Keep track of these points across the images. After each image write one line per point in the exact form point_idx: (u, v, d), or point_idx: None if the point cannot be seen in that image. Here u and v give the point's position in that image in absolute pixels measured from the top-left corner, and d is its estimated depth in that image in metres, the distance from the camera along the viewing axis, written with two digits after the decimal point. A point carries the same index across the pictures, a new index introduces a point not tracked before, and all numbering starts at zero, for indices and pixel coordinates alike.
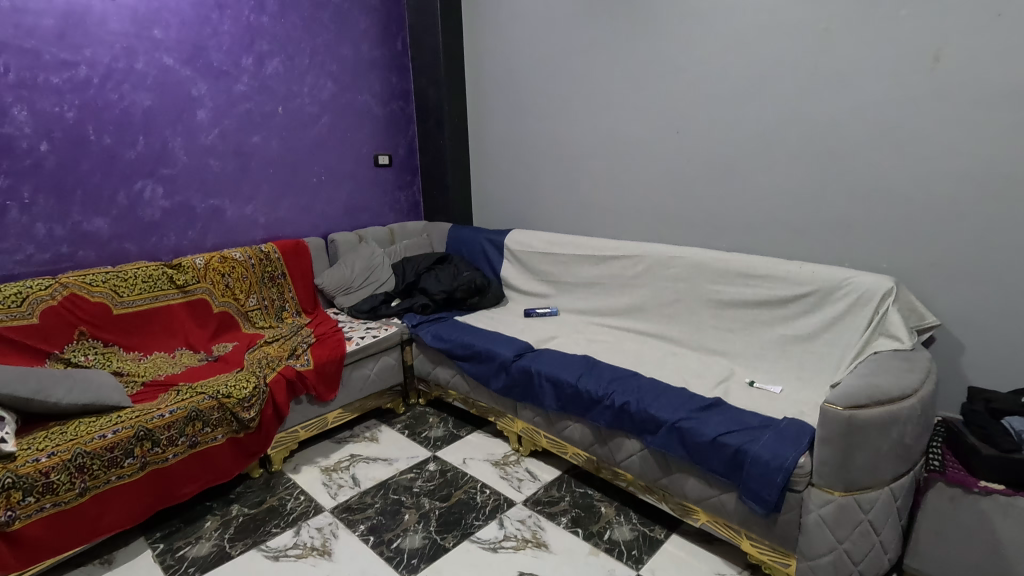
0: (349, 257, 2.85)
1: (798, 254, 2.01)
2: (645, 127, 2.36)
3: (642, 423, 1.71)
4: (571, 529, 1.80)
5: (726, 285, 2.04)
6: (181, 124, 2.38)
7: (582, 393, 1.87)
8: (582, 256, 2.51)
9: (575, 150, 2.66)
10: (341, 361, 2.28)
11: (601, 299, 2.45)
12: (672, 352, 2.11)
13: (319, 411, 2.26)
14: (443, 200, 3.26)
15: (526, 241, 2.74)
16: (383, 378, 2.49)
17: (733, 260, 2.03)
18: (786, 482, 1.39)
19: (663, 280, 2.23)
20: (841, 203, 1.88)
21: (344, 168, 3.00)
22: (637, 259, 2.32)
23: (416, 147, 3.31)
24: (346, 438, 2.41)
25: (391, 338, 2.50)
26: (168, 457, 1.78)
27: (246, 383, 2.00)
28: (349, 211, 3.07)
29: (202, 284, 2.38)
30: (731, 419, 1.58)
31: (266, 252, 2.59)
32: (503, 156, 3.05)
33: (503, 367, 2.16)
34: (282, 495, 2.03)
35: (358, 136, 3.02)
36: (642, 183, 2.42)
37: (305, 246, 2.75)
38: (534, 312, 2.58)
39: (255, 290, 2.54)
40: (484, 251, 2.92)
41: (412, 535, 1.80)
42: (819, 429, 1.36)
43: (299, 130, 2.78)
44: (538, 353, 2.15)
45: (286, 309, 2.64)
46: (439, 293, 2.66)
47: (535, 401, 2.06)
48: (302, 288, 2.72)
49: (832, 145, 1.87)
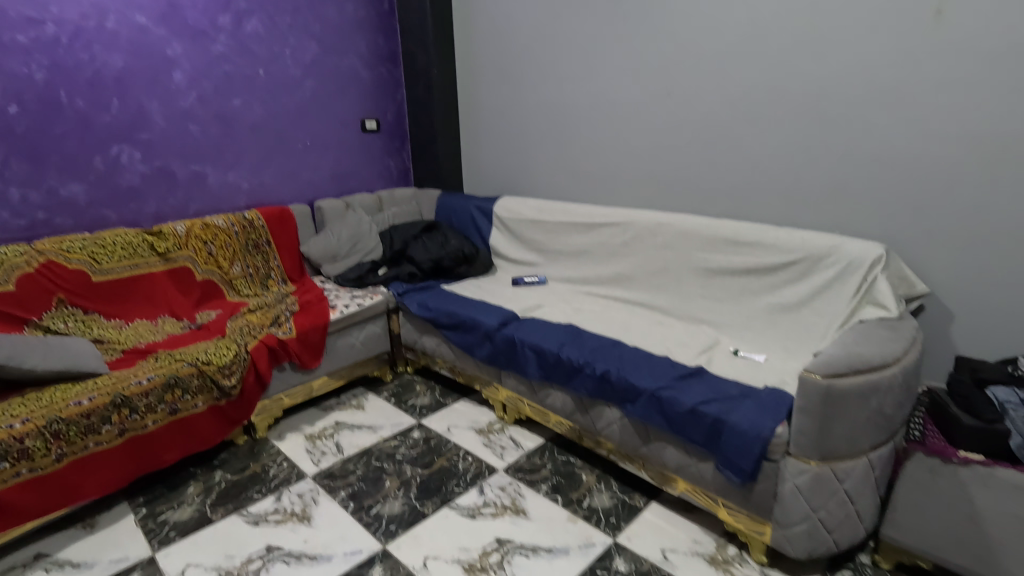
0: (336, 224, 2.80)
1: (790, 221, 1.96)
2: (636, 89, 2.28)
3: (622, 392, 1.69)
4: (550, 495, 1.80)
5: (714, 253, 2.00)
6: (157, 86, 2.31)
7: (564, 362, 1.85)
8: (570, 224, 2.46)
9: (565, 114, 2.58)
10: (324, 329, 2.26)
11: (589, 268, 2.41)
12: (658, 321, 2.08)
13: (303, 379, 2.25)
14: (433, 167, 3.19)
15: (515, 209, 2.69)
16: (368, 347, 2.48)
17: (721, 227, 1.98)
18: (763, 452, 1.37)
19: (651, 248, 2.18)
20: (835, 168, 1.81)
21: (331, 134, 2.92)
22: (626, 227, 2.26)
23: (405, 112, 3.22)
24: (332, 406, 2.41)
25: (377, 306, 2.48)
26: (147, 424, 1.78)
27: (226, 351, 1.98)
28: (337, 178, 3.01)
29: (184, 252, 2.35)
30: (712, 389, 1.56)
31: (250, 219, 2.55)
32: (494, 121, 2.96)
33: (487, 336, 2.14)
34: (265, 462, 2.03)
35: (345, 100, 2.94)
36: (632, 148, 2.35)
37: (291, 213, 2.70)
38: (522, 280, 2.54)
39: (239, 258, 2.51)
40: (474, 219, 2.87)
41: (392, 501, 1.80)
42: (797, 399, 1.33)
43: (282, 94, 2.70)
44: (522, 322, 2.13)
45: (272, 277, 2.61)
46: (426, 262, 2.63)
47: (518, 369, 2.04)
48: (287, 256, 2.68)
49: (828, 107, 1.79)
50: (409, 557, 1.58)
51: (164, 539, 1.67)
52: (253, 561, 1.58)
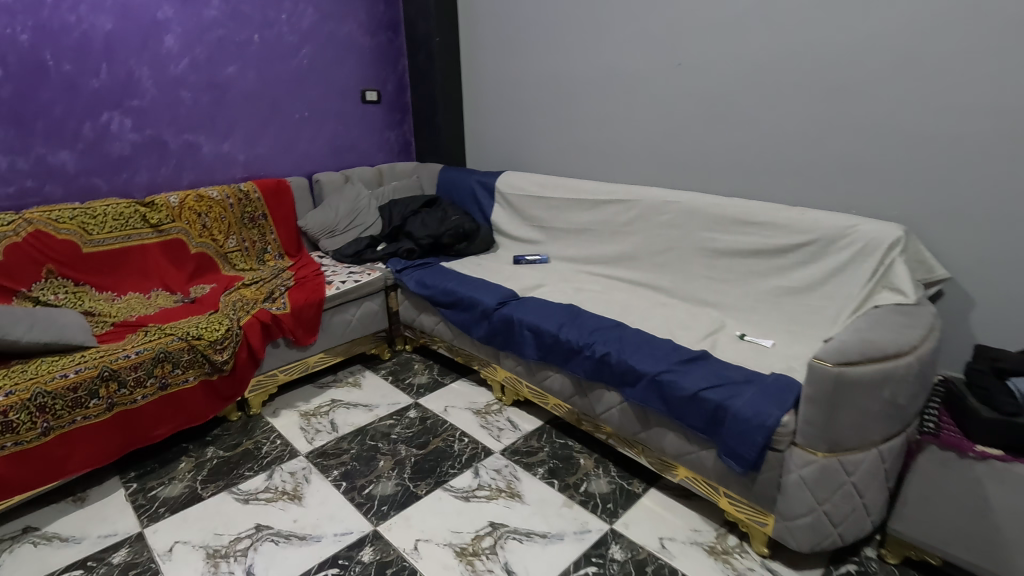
0: (334, 198, 2.74)
1: (803, 200, 1.86)
2: (645, 59, 2.17)
3: (621, 375, 1.63)
4: (546, 479, 1.76)
5: (722, 233, 1.91)
6: (147, 50, 2.23)
7: (562, 343, 1.79)
8: (573, 201, 2.37)
9: (570, 86, 2.47)
10: (319, 305, 2.20)
11: (591, 247, 2.33)
12: (661, 303, 2.01)
13: (298, 356, 2.21)
14: (434, 140, 3.10)
15: (517, 184, 2.60)
16: (366, 324, 2.43)
17: (731, 205, 1.89)
18: (767, 441, 1.32)
19: (656, 226, 2.10)
20: (853, 144, 1.71)
21: (328, 104, 2.83)
22: (631, 204, 2.18)
23: (406, 83, 3.12)
24: (328, 383, 2.37)
25: (374, 283, 2.42)
26: (137, 399, 1.74)
27: (218, 326, 1.94)
28: (335, 151, 2.93)
29: (177, 224, 2.30)
30: (715, 374, 1.49)
31: (246, 191, 2.48)
32: (496, 93, 2.86)
33: (485, 315, 2.08)
34: (257, 439, 2.00)
35: (343, 69, 2.84)
36: (639, 122, 2.25)
37: (287, 185, 2.63)
38: (523, 259, 2.47)
39: (234, 231, 2.45)
40: (475, 195, 2.79)
41: (385, 482, 1.77)
42: (804, 386, 1.26)
43: (278, 61, 2.61)
44: (521, 301, 2.07)
45: (268, 251, 2.55)
46: (425, 238, 2.56)
47: (515, 350, 1.98)
48: (284, 230, 2.61)
49: (848, 78, 1.68)
50: (400, 539, 1.54)
51: (154, 515, 1.65)
52: (242, 540, 1.55)
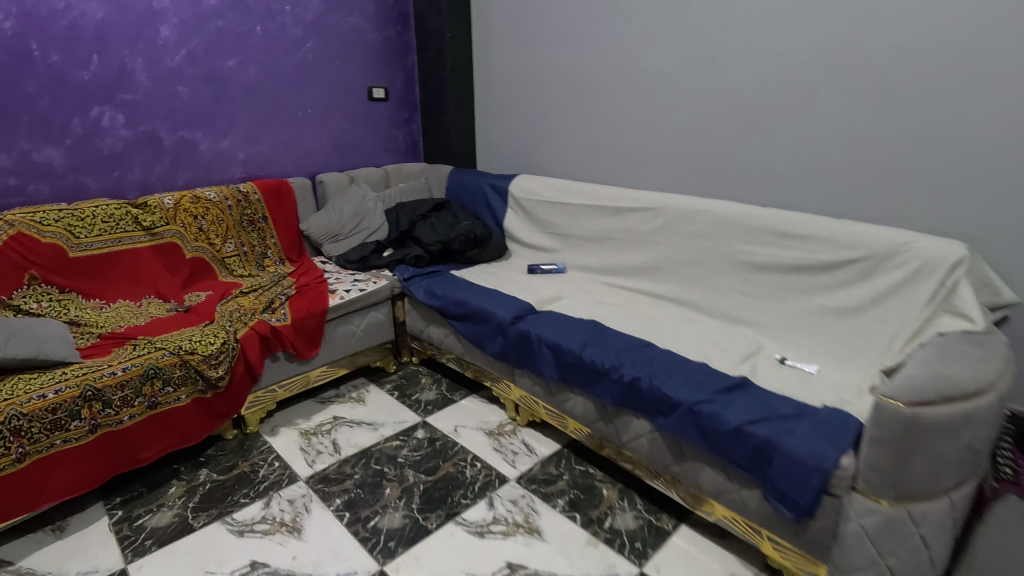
0: (338, 200, 2.60)
1: (848, 213, 1.72)
2: (674, 57, 2.02)
3: (653, 403, 1.49)
4: (567, 513, 1.62)
5: (760, 246, 1.76)
6: (141, 41, 2.08)
7: (586, 364, 1.65)
8: (593, 207, 2.23)
9: (590, 85, 2.33)
10: (322, 316, 2.06)
11: (611, 257, 2.19)
12: (690, 320, 1.87)
13: (298, 370, 2.07)
14: (443, 140, 2.95)
15: (532, 188, 2.46)
16: (370, 336, 2.29)
17: (769, 216, 1.74)
18: (823, 486, 1.18)
19: (684, 237, 1.96)
20: (908, 152, 1.57)
21: (333, 101, 2.69)
22: (657, 213, 2.03)
23: (415, 80, 2.98)
24: (330, 398, 2.22)
25: (380, 292, 2.28)
26: (123, 419, 1.60)
27: (213, 339, 1.79)
28: (340, 150, 2.78)
29: (171, 227, 2.15)
30: (759, 406, 1.35)
31: (245, 192, 2.34)
32: (511, 91, 2.71)
33: (499, 330, 1.94)
34: (254, 460, 1.86)
35: (349, 64, 2.70)
36: (666, 124, 2.10)
37: (289, 186, 2.49)
38: (539, 268, 2.32)
39: (233, 235, 2.31)
40: (487, 199, 2.64)
41: (392, 513, 1.63)
42: (870, 428, 1.13)
43: (281, 54, 2.46)
44: (539, 315, 1.93)
45: (268, 256, 2.41)
46: (435, 244, 2.41)
47: (533, 369, 1.84)
48: (286, 234, 2.47)
49: (904, 80, 1.54)
50: None
51: (139, 549, 1.51)
52: None
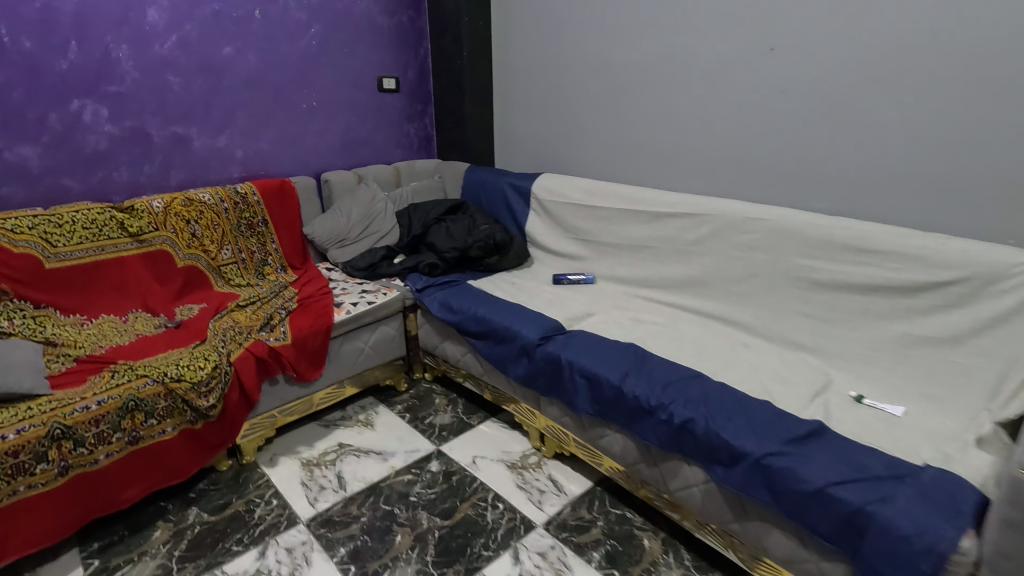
0: (345, 202, 2.39)
1: (934, 224, 1.48)
2: (726, 41, 1.78)
3: (710, 450, 1.27)
4: (604, 570, 1.40)
5: (829, 262, 1.53)
6: (127, 25, 1.87)
7: (628, 399, 1.43)
8: (628, 212, 2.00)
9: (625, 75, 2.09)
10: (326, 334, 1.86)
11: (649, 268, 1.96)
12: (743, 344, 1.64)
13: (301, 393, 1.87)
14: (459, 135, 2.73)
15: (559, 190, 2.23)
16: (380, 352, 2.08)
17: (840, 228, 1.51)
18: (935, 571, 0.96)
19: (735, 248, 1.73)
20: (1016, 155, 1.33)
21: (341, 93, 2.47)
22: (703, 220, 1.80)
23: (428, 69, 2.75)
24: (336, 422, 2.03)
25: (391, 304, 2.07)
26: (98, 459, 1.41)
27: (203, 363, 1.59)
28: (348, 146, 2.57)
29: (161, 232, 1.95)
30: (845, 462, 1.13)
31: (243, 194, 2.13)
32: (534, 82, 2.48)
33: (525, 352, 1.73)
34: (249, 498, 1.67)
35: (357, 52, 2.48)
36: (714, 119, 1.86)
37: (292, 186, 2.28)
38: (566, 278, 2.10)
39: (229, 241, 2.11)
40: (507, 200, 2.42)
41: (403, 567, 1.42)
42: (1000, 506, 0.90)
43: (284, 41, 2.24)
44: (569, 336, 1.71)
45: (268, 263, 2.21)
46: (451, 251, 2.20)
47: (564, 398, 1.63)
48: (288, 239, 2.27)
49: (1019, 67, 1.29)
50: None
51: None
52: None
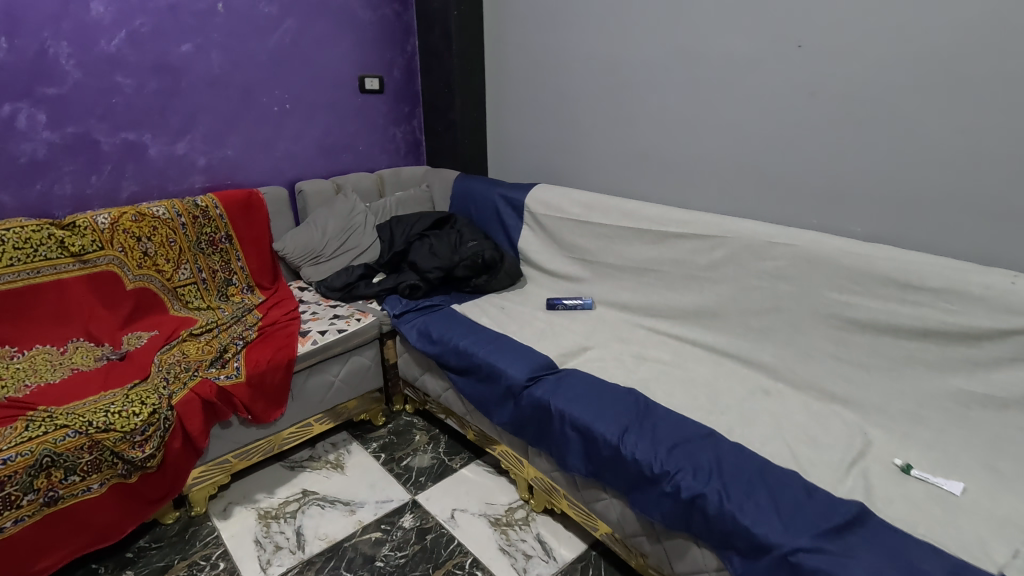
0: (320, 213, 2.18)
1: (995, 255, 1.24)
2: (747, 36, 1.54)
3: (726, 536, 1.04)
4: None
5: (868, 298, 1.30)
6: (67, 20, 1.65)
7: (627, 462, 1.20)
8: (632, 230, 1.77)
9: (631, 75, 1.86)
10: (288, 368, 1.64)
11: (655, 295, 1.73)
12: (763, 391, 1.41)
13: (259, 434, 1.66)
14: (449, 140, 2.50)
15: (555, 203, 2.00)
16: (353, 385, 1.87)
17: (882, 259, 1.27)
18: None
19: (754, 276, 1.51)
20: None
21: (318, 94, 2.26)
22: (717, 243, 1.58)
23: (416, 68, 2.53)
24: (302, 463, 1.82)
25: (365, 332, 1.85)
26: (4, 526, 1.21)
27: (138, 408, 1.38)
28: (327, 152, 2.35)
29: (108, 251, 1.74)
30: (898, 565, 0.90)
31: (203, 207, 1.93)
32: (530, 82, 2.25)
33: (510, 394, 1.51)
34: (193, 559, 1.46)
35: (336, 49, 2.26)
36: (732, 126, 1.63)
37: (260, 198, 2.07)
38: (561, 303, 1.88)
39: (187, 259, 1.90)
40: (498, 213, 2.19)
41: None
42: None
43: (252, 37, 2.03)
44: (561, 377, 1.49)
45: (233, 283, 2.01)
46: (434, 271, 1.97)
47: (553, 452, 1.40)
48: (255, 256, 2.06)
49: None
50: None
51: None
52: None
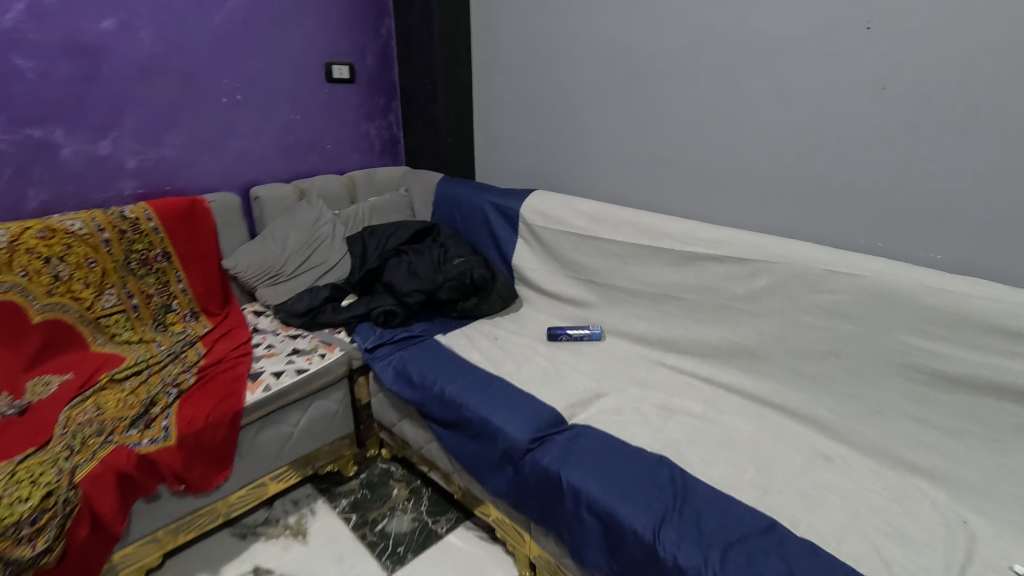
0: (279, 224, 1.85)
1: None
2: (798, 16, 1.26)
3: None
4: None
5: (965, 349, 1.05)
6: None
7: (669, 570, 0.93)
8: (651, 250, 1.49)
9: (647, 64, 1.57)
10: (233, 423, 1.33)
11: (679, 328, 1.46)
12: (823, 458, 1.14)
13: (198, 504, 1.34)
14: (431, 138, 2.19)
15: (556, 214, 1.70)
16: (316, 434, 1.56)
17: (986, 302, 1.02)
18: None
19: (805, 311, 1.23)
20: None
21: (277, 83, 1.92)
22: (759, 269, 1.30)
23: (392, 54, 2.20)
24: (255, 529, 1.51)
25: (331, 371, 1.54)
26: None
27: (25, 493, 1.05)
28: (288, 152, 2.02)
29: (5, 276, 1.38)
30: None
31: (132, 220, 1.60)
32: (524, 71, 1.94)
33: (510, 460, 1.22)
34: None
35: (297, 30, 1.93)
36: (775, 126, 1.35)
37: (205, 207, 1.74)
38: (565, 333, 1.59)
39: (113, 283, 1.56)
40: (487, 223, 1.88)
41: None
42: None
43: (192, 13, 1.69)
44: (574, 438, 1.20)
45: (172, 310, 1.67)
46: (413, 294, 1.67)
47: (566, 538, 1.12)
48: (199, 276, 1.73)
49: None
50: None
51: None
52: None
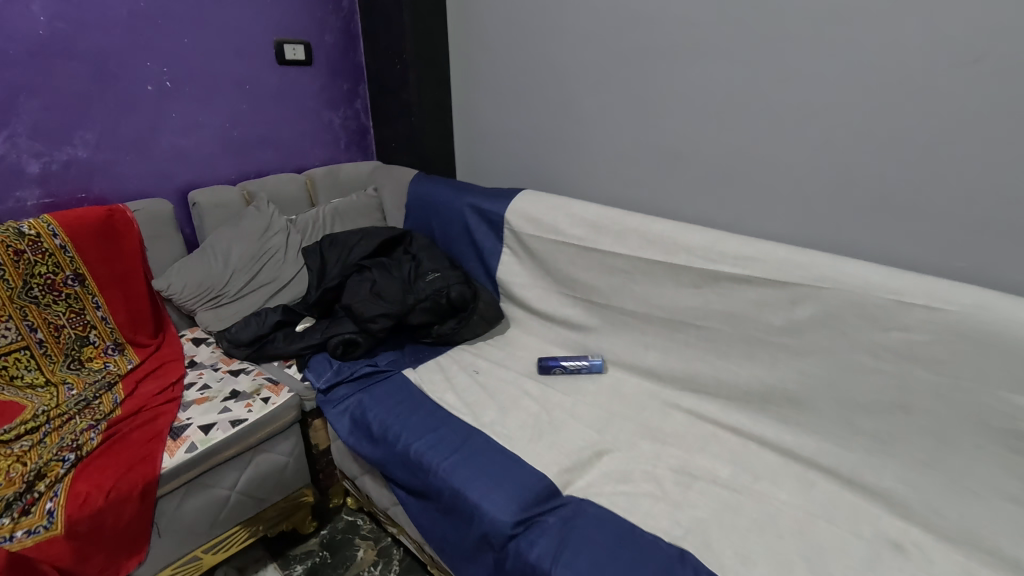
0: (220, 236, 1.57)
1: None
2: None
3: None
4: None
5: None
6: None
7: None
8: (664, 268, 1.21)
9: (657, 37, 1.28)
10: (144, 499, 1.07)
11: (699, 363, 1.18)
12: (894, 548, 0.87)
13: None
14: (404, 129, 1.90)
15: (549, 221, 1.41)
16: (261, 493, 1.29)
17: None
18: None
19: (866, 352, 0.96)
20: None
21: (216, 67, 1.63)
22: (803, 295, 1.02)
23: (356, 32, 1.91)
24: None
25: (276, 419, 1.27)
26: None
27: None
28: (234, 148, 1.73)
29: None
30: None
31: (31, 238, 1.30)
32: (508, 49, 1.64)
33: (490, 547, 0.95)
34: None
35: (240, 4, 1.63)
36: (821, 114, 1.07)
37: (126, 218, 1.46)
38: (561, 365, 1.33)
39: (8, 316, 1.26)
40: (467, 230, 1.59)
41: None
42: None
43: None
44: (570, 521, 0.94)
45: (90, 342, 1.39)
46: (378, 320, 1.38)
47: None
48: (122, 301, 1.45)
49: None
50: None
51: None
52: None
